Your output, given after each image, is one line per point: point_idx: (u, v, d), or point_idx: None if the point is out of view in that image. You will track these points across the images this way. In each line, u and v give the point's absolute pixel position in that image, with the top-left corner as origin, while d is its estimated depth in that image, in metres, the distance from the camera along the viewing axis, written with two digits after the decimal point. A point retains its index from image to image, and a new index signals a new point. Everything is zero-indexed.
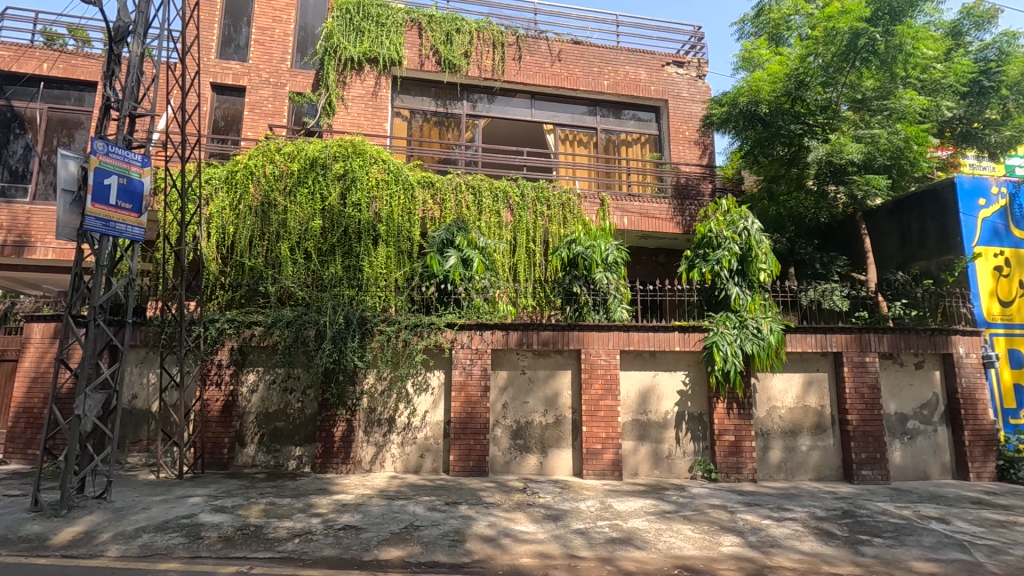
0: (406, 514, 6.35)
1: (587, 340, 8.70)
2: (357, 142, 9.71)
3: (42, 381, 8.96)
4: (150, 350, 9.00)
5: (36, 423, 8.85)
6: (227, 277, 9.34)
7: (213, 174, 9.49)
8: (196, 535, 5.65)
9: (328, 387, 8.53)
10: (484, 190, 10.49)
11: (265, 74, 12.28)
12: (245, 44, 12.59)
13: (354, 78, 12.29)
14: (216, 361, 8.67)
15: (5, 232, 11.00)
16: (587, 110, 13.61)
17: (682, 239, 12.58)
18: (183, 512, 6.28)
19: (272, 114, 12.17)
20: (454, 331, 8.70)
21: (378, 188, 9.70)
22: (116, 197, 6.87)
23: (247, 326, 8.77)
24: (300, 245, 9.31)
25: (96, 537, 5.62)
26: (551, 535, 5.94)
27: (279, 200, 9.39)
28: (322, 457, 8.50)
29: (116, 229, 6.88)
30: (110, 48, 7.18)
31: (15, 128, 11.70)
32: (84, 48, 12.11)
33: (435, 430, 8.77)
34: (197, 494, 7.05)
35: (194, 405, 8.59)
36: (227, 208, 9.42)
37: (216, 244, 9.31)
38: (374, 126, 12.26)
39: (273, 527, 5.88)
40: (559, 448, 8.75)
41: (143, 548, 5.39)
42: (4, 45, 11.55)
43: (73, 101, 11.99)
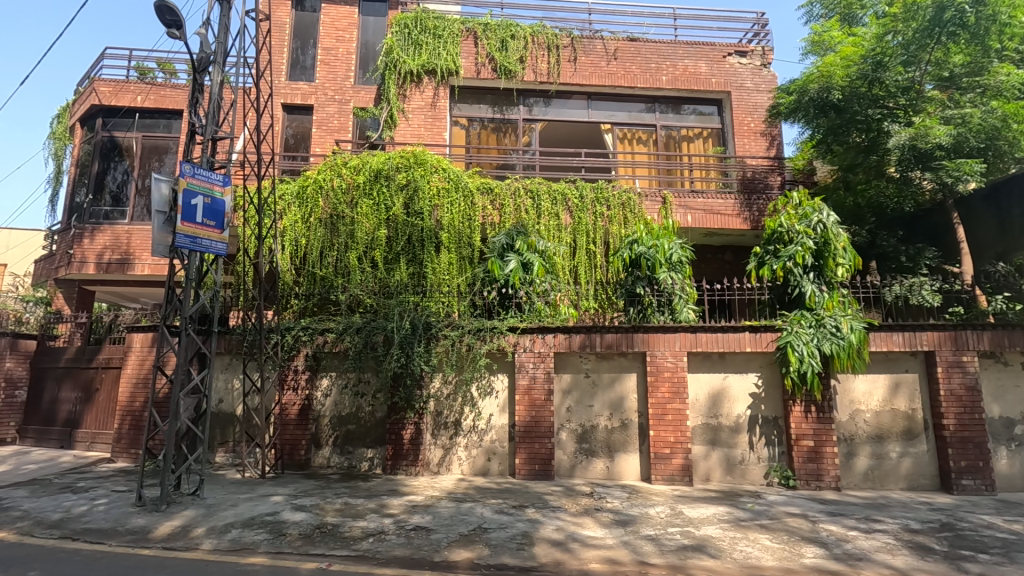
0: (474, 517, 6.44)
1: (652, 342, 8.50)
2: (418, 153, 10.02)
3: (142, 386, 9.78)
4: (233, 357, 9.61)
5: (138, 424, 9.67)
6: (301, 286, 9.82)
7: (286, 190, 10.04)
8: (279, 532, 5.97)
9: (397, 391, 8.79)
10: (543, 193, 10.49)
11: (330, 92, 12.86)
12: (311, 65, 13.26)
13: (414, 90, 12.65)
14: (292, 367, 9.17)
15: (109, 251, 12.11)
16: (645, 108, 13.34)
17: (749, 235, 12.06)
18: (267, 510, 6.66)
19: (338, 130, 12.74)
20: (516, 335, 8.74)
21: (439, 196, 9.93)
22: (202, 215, 7.42)
23: (320, 333, 9.20)
24: (367, 255, 9.68)
25: (191, 532, 6.06)
26: (620, 541, 5.83)
27: (347, 212, 9.81)
28: (392, 459, 8.77)
29: (203, 245, 7.42)
30: (194, 78, 7.76)
31: (114, 157, 12.90)
32: (171, 79, 13.16)
33: (500, 433, 8.85)
34: (279, 494, 7.44)
35: (274, 409, 9.09)
36: (299, 221, 9.92)
37: (290, 255, 9.83)
38: (434, 136, 12.56)
39: (348, 527, 6.12)
40: (625, 453, 8.60)
41: (232, 542, 5.76)
42: (104, 82, 12.77)
43: (162, 128, 13.04)
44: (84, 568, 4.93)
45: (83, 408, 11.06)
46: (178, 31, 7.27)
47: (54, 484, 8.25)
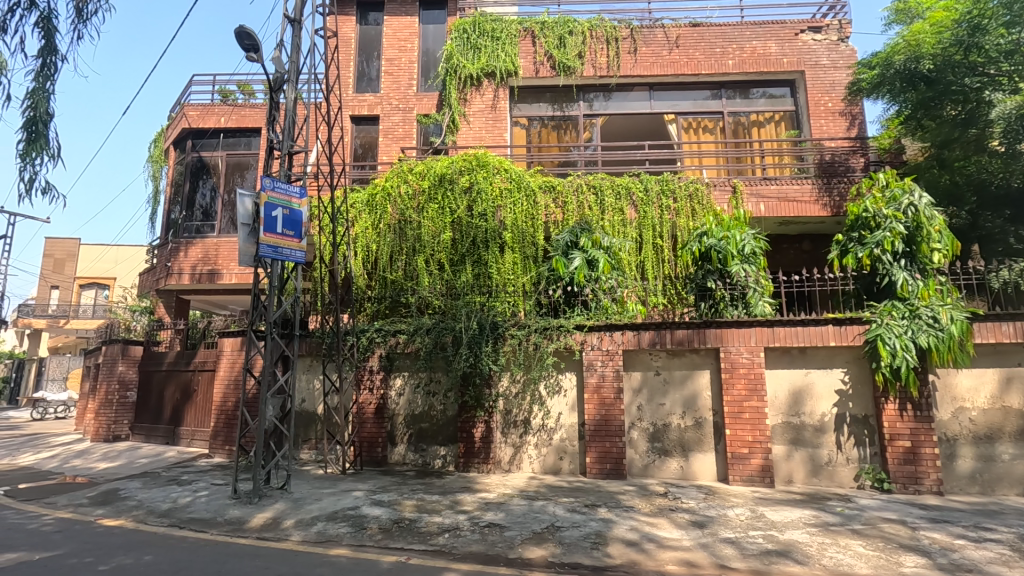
0: (547, 515, 6.45)
1: (726, 337, 8.18)
2: (480, 155, 10.15)
3: (233, 387, 10.52)
4: (314, 359, 10.16)
5: (231, 422, 10.43)
6: (373, 290, 10.23)
7: (357, 198, 10.48)
8: (360, 525, 6.25)
9: (467, 390, 8.97)
10: (606, 188, 10.34)
11: (395, 101, 13.28)
12: (376, 76, 13.76)
13: (474, 94, 12.85)
14: (368, 367, 9.57)
15: (201, 263, 13.12)
16: (711, 94, 12.84)
17: (830, 222, 11.33)
18: (348, 505, 6.98)
19: (403, 138, 13.13)
20: (583, 333, 8.69)
21: (502, 197, 10.00)
22: (282, 226, 7.87)
23: (392, 334, 9.55)
24: (433, 257, 9.91)
25: (282, 524, 6.46)
26: (698, 543, 5.65)
27: (413, 217, 10.10)
28: (464, 456, 8.94)
29: (283, 254, 7.88)
30: (271, 96, 8.25)
31: (203, 175, 13.94)
32: (250, 99, 14.07)
33: (570, 431, 8.81)
34: (359, 489, 7.78)
35: (352, 408, 9.53)
36: (369, 228, 10.32)
37: (362, 261, 10.26)
38: (495, 138, 12.69)
39: (424, 522, 6.31)
40: (700, 452, 8.33)
41: (319, 534, 6.08)
42: (193, 106, 13.87)
43: (243, 146, 13.94)
44: (191, 554, 5.38)
45: (183, 407, 12.04)
46: (256, 55, 7.75)
47: (162, 477, 9.04)
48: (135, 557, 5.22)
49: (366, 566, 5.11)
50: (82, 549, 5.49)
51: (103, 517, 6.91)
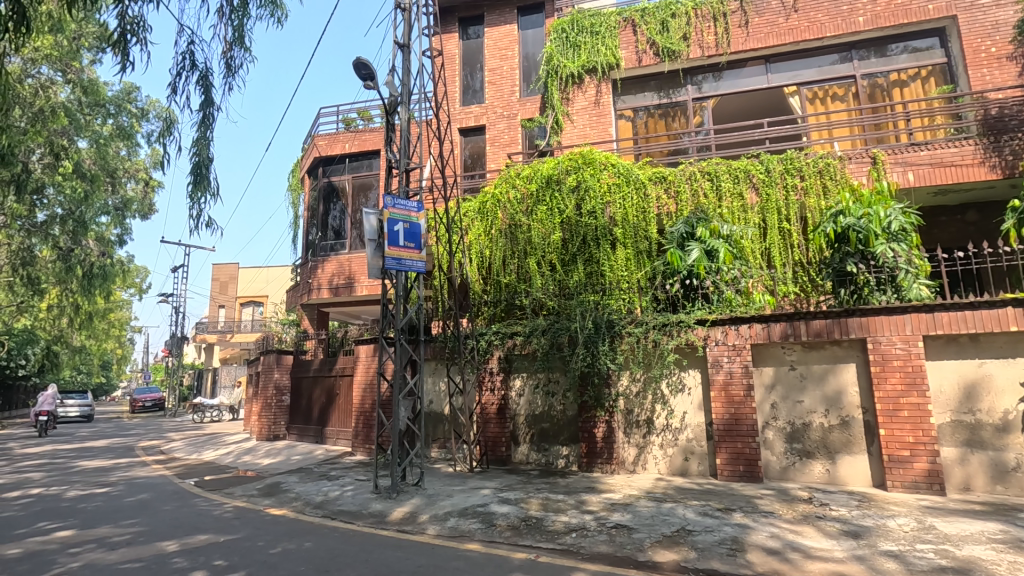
0: (677, 518, 6.21)
1: (873, 327, 7.33)
2: (586, 152, 10.06)
3: (369, 390, 11.42)
4: (438, 362, 10.73)
5: (370, 422, 11.34)
6: (489, 294, 10.56)
7: (469, 207, 10.92)
8: (490, 522, 6.47)
9: (586, 389, 8.94)
10: (722, 173, 9.72)
11: (499, 109, 13.63)
12: (480, 87, 14.23)
13: (576, 92, 12.82)
14: (488, 369, 9.92)
15: (336, 277, 14.44)
16: (839, 58, 11.60)
17: (1002, 186, 9.68)
18: (477, 502, 7.26)
19: (509, 144, 13.42)
20: (705, 328, 8.28)
21: (611, 192, 9.82)
22: (403, 238, 8.41)
23: (510, 336, 9.81)
24: (545, 259, 9.98)
25: (418, 518, 6.88)
26: (852, 554, 5.11)
27: (523, 220, 10.25)
28: (587, 456, 8.90)
29: (406, 265, 8.40)
30: (387, 119, 8.85)
31: (333, 197, 15.34)
32: (369, 124, 15.22)
33: (697, 431, 8.40)
34: (487, 487, 8.06)
35: (476, 408, 9.91)
36: (482, 234, 10.67)
37: (477, 267, 10.64)
38: (600, 133, 12.54)
39: (551, 521, 6.37)
40: (850, 454, 7.52)
41: (452, 529, 6.39)
42: (322, 136, 15.34)
43: (366, 168, 15.11)
44: (343, 543, 5.92)
45: (329, 409, 13.30)
46: (372, 82, 8.37)
47: (315, 472, 10.06)
48: (297, 543, 5.87)
49: (498, 562, 5.27)
50: (255, 534, 6.29)
51: (271, 506, 7.86)
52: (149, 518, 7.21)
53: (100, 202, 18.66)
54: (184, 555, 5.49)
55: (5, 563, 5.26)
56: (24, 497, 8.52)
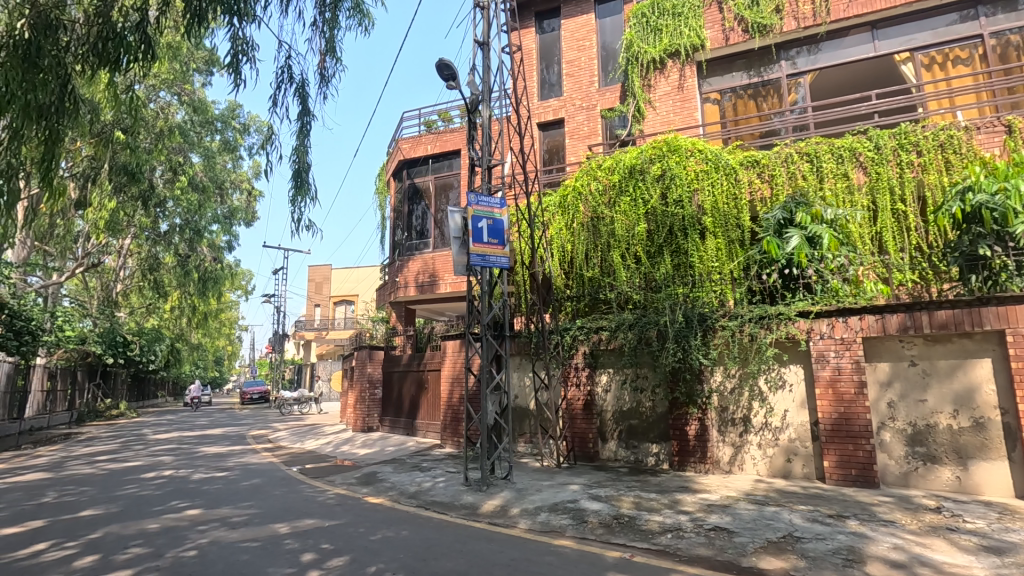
0: (782, 522, 5.82)
1: (1012, 317, 6.48)
2: (671, 139, 9.67)
3: (457, 384, 11.69)
4: (523, 358, 10.80)
5: (457, 416, 11.62)
6: (572, 289, 10.46)
7: (550, 201, 10.86)
8: (581, 518, 6.40)
9: (677, 385, 8.63)
10: (824, 153, 8.96)
11: (578, 101, 13.45)
12: (557, 81, 14.10)
13: (659, 78, 12.40)
14: (574, 364, 9.86)
15: (421, 275, 14.91)
16: (959, 17, 10.34)
17: None
18: (567, 498, 7.21)
19: (589, 136, 13.22)
20: (809, 321, 7.72)
21: (699, 179, 9.36)
22: (487, 235, 8.49)
23: (595, 332, 9.71)
24: (629, 251, 9.69)
25: (509, 512, 6.94)
26: (995, 573, 4.53)
27: (606, 213, 10.04)
28: (678, 455, 8.58)
29: (491, 261, 8.48)
30: (469, 118, 8.98)
31: (417, 198, 15.85)
32: (448, 125, 15.56)
33: (801, 431, 7.84)
34: (576, 483, 7.99)
35: (562, 404, 9.86)
36: (564, 228, 10.59)
37: (559, 261, 10.56)
38: (686, 119, 12.07)
39: (645, 520, 6.20)
40: (985, 460, 6.70)
41: (543, 524, 6.38)
42: (406, 139, 15.88)
43: (446, 168, 15.46)
44: (437, 533, 6.08)
45: (418, 402, 13.78)
46: (454, 83, 8.52)
47: (407, 463, 10.46)
48: (396, 531, 6.11)
49: (592, 559, 5.19)
50: (357, 521, 6.63)
51: (369, 495, 8.26)
52: (262, 501, 7.80)
53: (211, 211, 20.50)
54: (294, 537, 5.87)
55: (147, 536, 5.88)
56: (158, 478, 9.52)
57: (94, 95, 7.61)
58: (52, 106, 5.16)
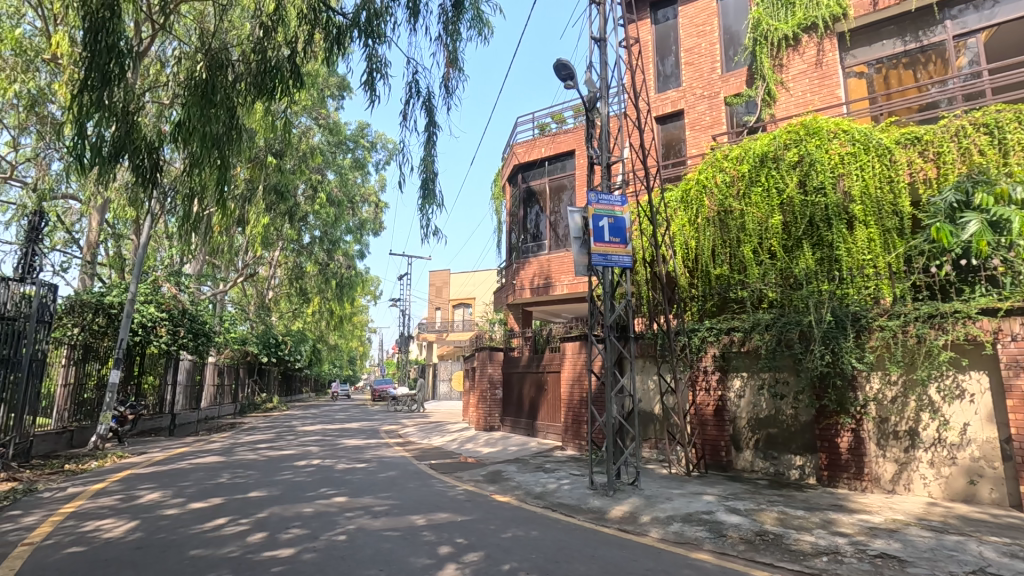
0: (970, 555, 4.99)
1: None
2: (809, 121, 8.78)
3: (578, 386, 11.58)
4: (647, 360, 10.51)
5: (579, 418, 11.52)
6: (698, 288, 9.92)
7: (671, 196, 10.39)
8: (720, 532, 5.99)
9: (824, 391, 7.78)
10: (1008, 122, 7.62)
11: (699, 90, 12.79)
12: (675, 70, 13.50)
13: (793, 55, 11.47)
14: (702, 368, 9.32)
15: (538, 277, 15.01)
16: None
17: None
18: (702, 508, 6.80)
19: (712, 125, 12.48)
20: (997, 320, 6.58)
21: (845, 163, 8.39)
22: (609, 234, 8.31)
23: (726, 333, 9.10)
24: (763, 246, 8.95)
25: (639, 519, 6.70)
26: None
27: (734, 205, 9.37)
28: (828, 469, 7.78)
29: (613, 260, 8.27)
30: (587, 116, 8.85)
31: (532, 201, 16.01)
32: (562, 126, 15.55)
33: (988, 450, 6.73)
34: (710, 493, 7.51)
35: (691, 409, 9.38)
36: (687, 224, 10.06)
37: (682, 259, 10.07)
38: (826, 98, 10.99)
39: (794, 539, 5.64)
40: None
41: (677, 535, 6.06)
42: (521, 143, 16.13)
43: (560, 169, 15.44)
44: (567, 536, 6.02)
45: (538, 403, 13.89)
46: (572, 82, 8.45)
47: (530, 463, 10.55)
48: (525, 531, 6.15)
49: None
50: (487, 518, 6.78)
51: (496, 493, 8.45)
52: (399, 493, 8.29)
53: (345, 224, 22.39)
54: (430, 529, 6.13)
55: (304, 519, 6.49)
56: (309, 466, 10.53)
57: (251, 125, 8.59)
58: (223, 137, 5.87)
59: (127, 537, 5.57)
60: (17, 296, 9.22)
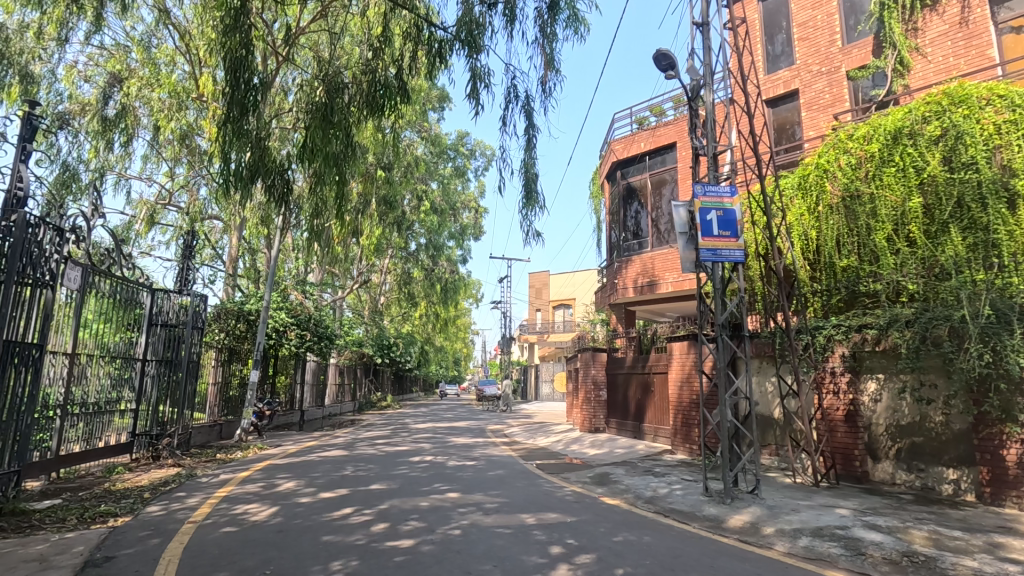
0: None
1: None
2: (954, 89, 7.77)
3: (687, 387, 11.09)
4: (764, 361, 9.85)
5: (689, 421, 11.03)
6: (821, 282, 9.11)
7: (788, 185, 9.73)
8: (858, 550, 5.43)
9: (984, 397, 6.84)
10: None
11: (816, 67, 11.80)
12: (787, 48, 12.52)
13: (930, 16, 10.17)
14: (830, 369, 8.49)
15: (640, 276, 14.60)
16: None
17: None
18: (835, 523, 6.20)
19: (832, 104, 11.46)
20: None
21: (1001, 133, 7.29)
22: (718, 228, 7.86)
23: (858, 330, 8.25)
24: (899, 232, 7.99)
25: (762, 530, 6.25)
26: None
27: (863, 189, 8.47)
28: (990, 486, 6.81)
29: (723, 255, 7.81)
30: (691, 105, 8.46)
31: (631, 198, 15.63)
32: (661, 119, 15.04)
33: None
34: (843, 506, 6.84)
35: (816, 414, 8.60)
36: (806, 213, 9.33)
37: (802, 251, 9.33)
38: (974, 60, 9.61)
39: (951, 563, 4.97)
40: None
41: (807, 550, 5.58)
42: (619, 140, 15.81)
43: (660, 163, 14.93)
44: (683, 544, 5.76)
45: (644, 405, 13.50)
46: (673, 72, 8.14)
47: (639, 467, 10.26)
48: (637, 536, 5.98)
49: None
50: (597, 520, 6.68)
51: (605, 495, 8.32)
52: (508, 491, 8.45)
53: (448, 230, 23.28)
54: (541, 529, 6.16)
55: (421, 512, 6.80)
56: (423, 463, 11.05)
57: (363, 142, 9.21)
58: (341, 154, 6.35)
59: (270, 521, 6.18)
60: (177, 306, 10.59)
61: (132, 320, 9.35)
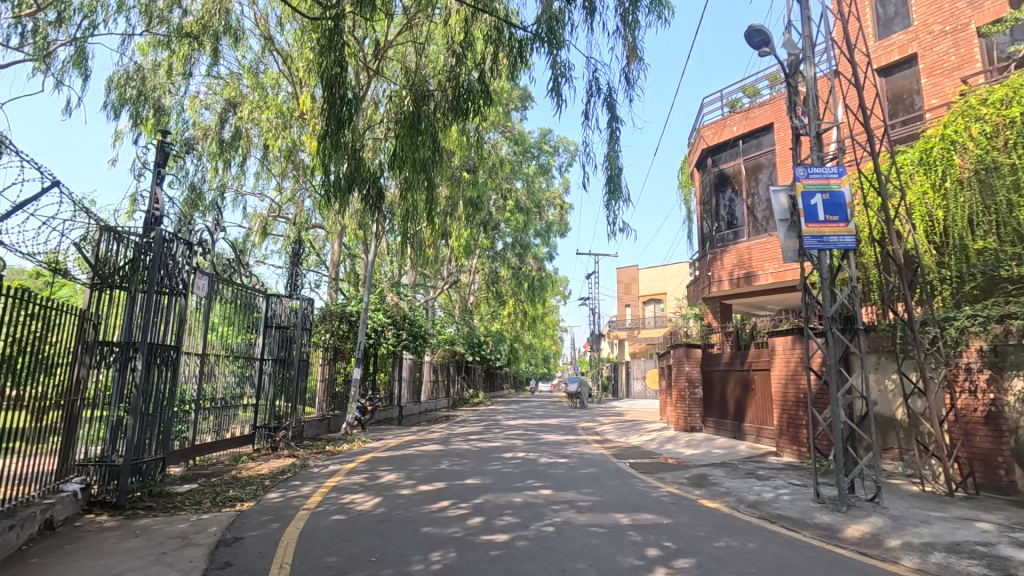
0: None
1: None
2: None
3: (792, 385, 10.37)
4: (883, 356, 8.99)
5: (796, 420, 10.30)
6: (950, 268, 8.08)
7: (908, 160, 8.79)
8: (1005, 570, 4.79)
9: None
10: None
11: (938, 26, 10.55)
12: (902, 9, 11.31)
13: None
14: (964, 364, 7.59)
15: (736, 268, 13.82)
16: None
17: None
18: (975, 538, 5.51)
19: (960, 66, 10.19)
20: None
21: None
22: (824, 212, 7.24)
23: (999, 320, 7.29)
24: None
25: (885, 543, 5.69)
26: None
27: (1001, 159, 7.48)
28: None
29: (831, 242, 7.17)
30: (789, 82, 7.86)
31: (724, 185, 14.83)
32: (756, 99, 14.13)
33: None
34: (985, 520, 6.06)
35: (948, 415, 7.72)
36: (929, 191, 8.38)
37: (926, 234, 8.33)
38: None
39: None
40: None
41: (941, 566, 5.00)
42: (709, 125, 15.06)
43: (755, 147, 14.02)
44: (793, 552, 5.38)
45: (745, 404, 12.78)
46: (768, 48, 7.60)
47: (740, 468, 9.72)
48: (741, 542, 5.67)
49: None
50: (695, 523, 6.43)
51: (704, 498, 7.97)
52: (601, 490, 8.34)
53: (534, 228, 23.39)
54: (637, 529, 6.02)
55: (514, 508, 6.90)
56: (515, 459, 11.20)
57: (450, 146, 9.49)
58: (428, 160, 6.58)
59: (375, 510, 6.55)
60: (288, 309, 11.41)
61: (251, 323, 10.29)
